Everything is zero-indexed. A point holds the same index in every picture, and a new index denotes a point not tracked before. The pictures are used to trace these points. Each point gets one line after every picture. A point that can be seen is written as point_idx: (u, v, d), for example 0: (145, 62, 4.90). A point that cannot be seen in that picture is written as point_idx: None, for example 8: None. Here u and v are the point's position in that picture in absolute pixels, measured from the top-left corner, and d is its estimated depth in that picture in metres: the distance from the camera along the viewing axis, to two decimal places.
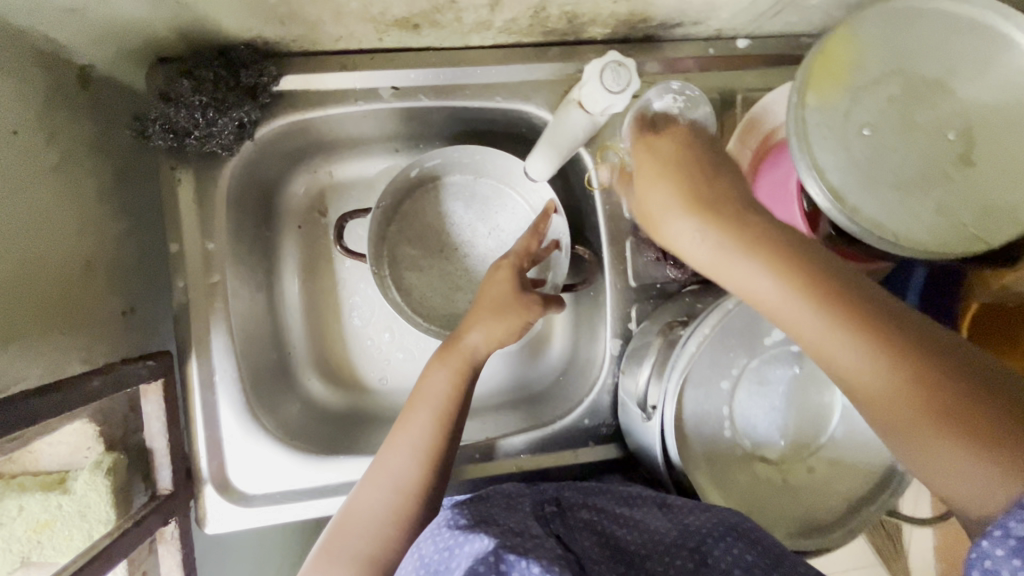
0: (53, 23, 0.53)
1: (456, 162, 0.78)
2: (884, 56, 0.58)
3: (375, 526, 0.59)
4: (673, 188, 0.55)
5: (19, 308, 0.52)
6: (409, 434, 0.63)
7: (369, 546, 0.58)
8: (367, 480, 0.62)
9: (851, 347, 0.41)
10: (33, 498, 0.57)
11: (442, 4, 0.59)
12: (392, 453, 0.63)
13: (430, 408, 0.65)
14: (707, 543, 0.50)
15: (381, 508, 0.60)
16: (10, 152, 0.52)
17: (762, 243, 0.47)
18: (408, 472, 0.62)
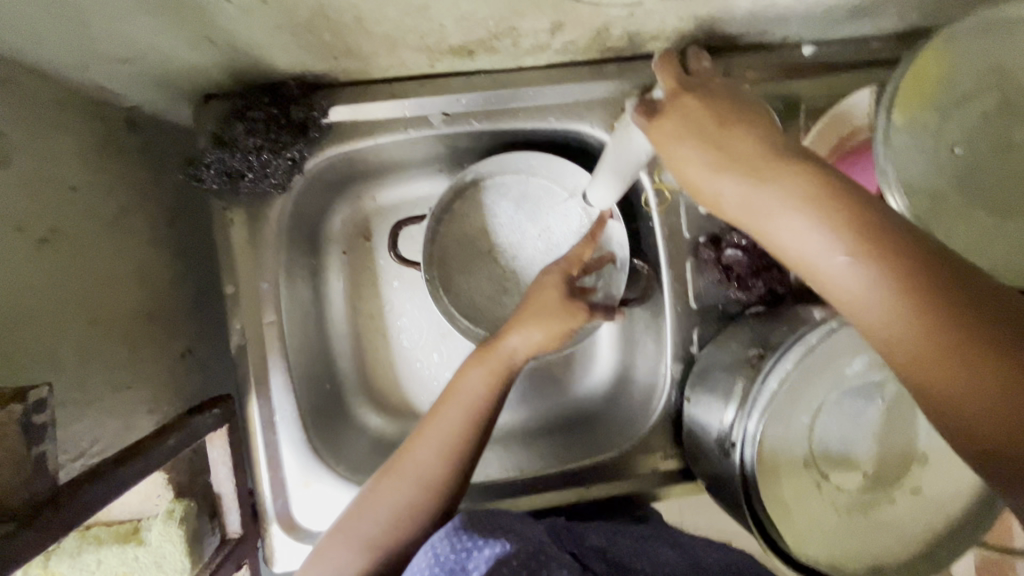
0: (105, 72, 0.52)
1: (510, 165, 0.75)
2: (977, 69, 0.54)
3: (391, 517, 0.56)
4: (691, 130, 0.44)
5: (94, 371, 0.51)
6: (437, 432, 0.60)
7: (380, 534, 0.56)
8: (388, 469, 0.59)
9: (898, 321, 0.34)
10: (110, 551, 0.57)
11: (501, 31, 0.56)
12: (418, 447, 0.59)
13: (462, 410, 0.60)
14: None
15: (398, 498, 0.57)
16: (73, 210, 0.51)
17: (790, 185, 0.38)
18: (433, 468, 0.58)
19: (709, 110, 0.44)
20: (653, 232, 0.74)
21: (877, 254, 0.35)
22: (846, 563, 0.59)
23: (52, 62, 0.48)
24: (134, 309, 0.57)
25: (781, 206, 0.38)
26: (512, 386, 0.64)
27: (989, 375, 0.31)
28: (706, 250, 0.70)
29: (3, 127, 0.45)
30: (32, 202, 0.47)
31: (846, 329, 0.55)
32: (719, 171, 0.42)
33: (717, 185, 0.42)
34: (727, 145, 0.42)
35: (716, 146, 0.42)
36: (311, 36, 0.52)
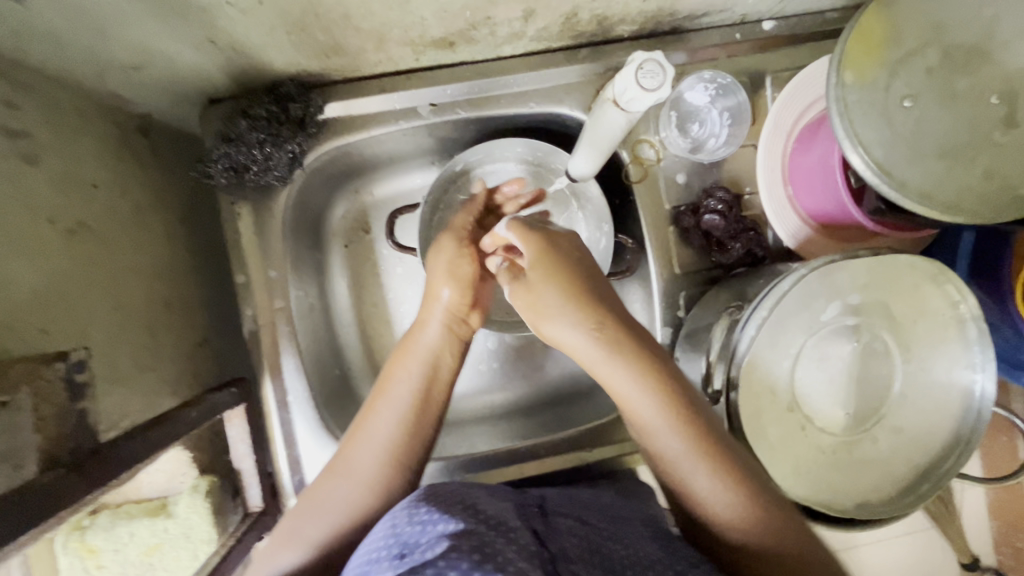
0: (119, 79, 0.57)
1: (497, 153, 0.80)
2: (918, 27, 0.59)
3: (337, 517, 0.55)
4: (553, 273, 0.56)
5: (120, 352, 0.55)
6: (374, 433, 0.59)
7: (322, 535, 0.54)
8: (327, 477, 0.58)
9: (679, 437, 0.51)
10: (141, 523, 0.63)
11: (478, 21, 0.60)
12: (354, 450, 0.58)
13: (394, 410, 0.60)
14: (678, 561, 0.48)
15: (339, 498, 0.56)
16: (95, 205, 0.55)
17: (623, 333, 0.53)
18: (376, 472, 0.57)
19: (563, 263, 0.57)
20: (636, 206, 0.78)
21: (674, 397, 0.52)
22: (832, 500, 0.62)
23: (72, 71, 0.53)
24: (153, 298, 0.62)
25: (618, 348, 0.52)
26: (443, 379, 0.63)
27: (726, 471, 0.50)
28: (686, 218, 0.74)
29: (32, 128, 0.50)
30: (59, 196, 0.51)
31: (815, 274, 0.59)
32: (576, 314, 0.54)
33: (564, 322, 0.54)
34: (584, 290, 0.55)
35: (573, 289, 0.55)
36: (304, 34, 0.56)
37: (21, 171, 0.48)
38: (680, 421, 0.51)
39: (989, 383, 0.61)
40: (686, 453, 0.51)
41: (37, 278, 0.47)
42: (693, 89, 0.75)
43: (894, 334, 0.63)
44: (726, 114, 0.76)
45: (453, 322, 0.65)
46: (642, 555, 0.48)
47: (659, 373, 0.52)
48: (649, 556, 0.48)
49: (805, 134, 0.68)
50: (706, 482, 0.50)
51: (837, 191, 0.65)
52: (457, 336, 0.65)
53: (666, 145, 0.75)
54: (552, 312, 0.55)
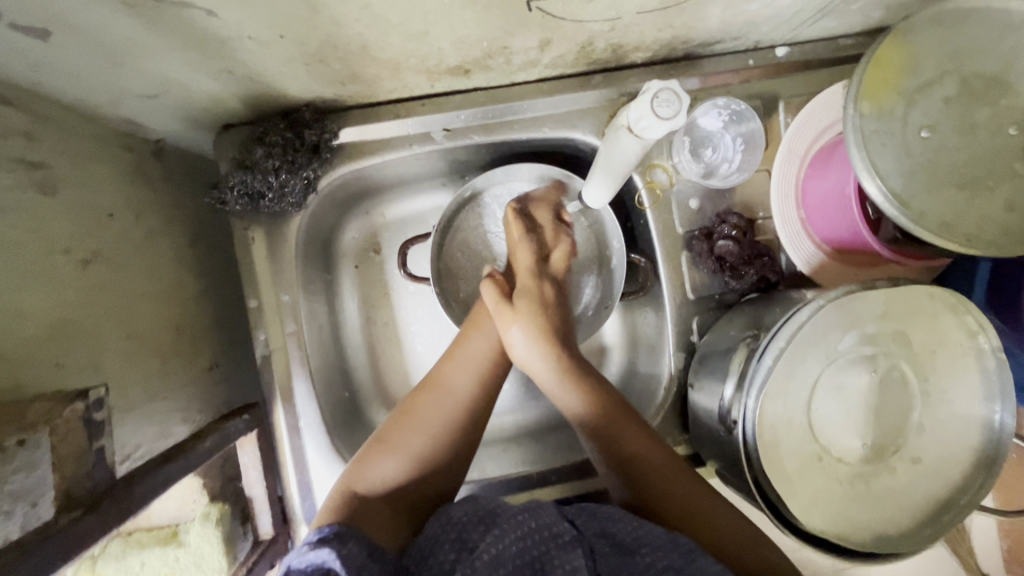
0: (135, 107, 0.57)
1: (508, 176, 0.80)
2: (936, 58, 0.59)
3: (435, 432, 0.63)
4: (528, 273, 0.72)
5: (134, 381, 0.55)
6: (467, 361, 0.67)
7: (420, 446, 0.61)
8: (425, 395, 0.65)
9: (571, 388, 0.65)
10: (153, 553, 0.62)
11: (495, 50, 0.61)
12: (452, 370, 0.66)
13: (488, 333, 0.70)
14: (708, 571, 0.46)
15: (440, 411, 0.64)
16: (109, 233, 0.55)
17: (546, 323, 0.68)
18: (470, 393, 0.65)
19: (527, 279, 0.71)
20: (648, 230, 0.78)
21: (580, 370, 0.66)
22: (852, 534, 0.61)
23: (90, 100, 0.53)
24: (164, 324, 0.61)
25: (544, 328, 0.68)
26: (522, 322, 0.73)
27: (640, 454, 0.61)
28: (698, 242, 0.74)
29: (49, 159, 0.50)
30: (74, 226, 0.51)
31: (833, 305, 0.58)
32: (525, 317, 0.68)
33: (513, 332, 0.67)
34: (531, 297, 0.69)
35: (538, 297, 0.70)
36: (321, 64, 0.57)
37: (36, 203, 0.47)
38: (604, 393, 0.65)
39: (1008, 415, 0.61)
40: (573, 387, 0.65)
41: (53, 309, 0.47)
42: (706, 115, 0.75)
43: (913, 365, 0.62)
44: (740, 139, 0.76)
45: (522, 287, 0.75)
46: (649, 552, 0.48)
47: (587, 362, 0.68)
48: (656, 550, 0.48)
49: (819, 161, 0.68)
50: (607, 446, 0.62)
51: (853, 220, 0.64)
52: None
53: (679, 170, 0.75)
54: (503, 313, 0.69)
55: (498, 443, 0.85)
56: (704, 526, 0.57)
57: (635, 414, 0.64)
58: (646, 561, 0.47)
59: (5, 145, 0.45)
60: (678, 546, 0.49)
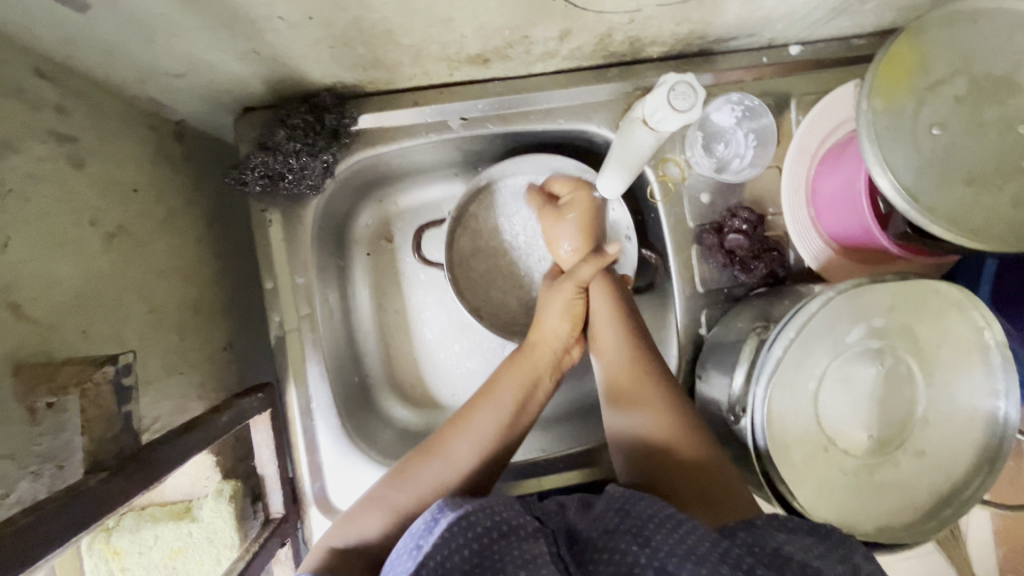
0: (160, 85, 0.57)
1: (522, 168, 0.81)
2: (949, 57, 0.60)
3: (421, 495, 0.59)
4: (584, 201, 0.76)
5: (154, 354, 0.56)
6: (474, 435, 0.64)
7: (403, 501, 0.59)
8: (422, 463, 0.62)
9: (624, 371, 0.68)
10: (166, 527, 0.63)
11: (515, 39, 0.62)
12: (459, 444, 0.63)
13: (495, 407, 0.66)
14: (653, 528, 0.44)
15: (437, 480, 0.61)
16: (133, 208, 0.56)
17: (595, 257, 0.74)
18: (473, 469, 0.62)
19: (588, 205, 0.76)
20: (659, 223, 0.79)
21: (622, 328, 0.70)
22: (855, 524, 0.62)
23: (118, 77, 0.54)
24: (182, 301, 0.62)
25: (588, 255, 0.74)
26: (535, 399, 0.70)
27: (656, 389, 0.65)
28: (709, 236, 0.75)
29: (79, 133, 0.51)
30: (102, 200, 0.52)
31: (841, 297, 0.60)
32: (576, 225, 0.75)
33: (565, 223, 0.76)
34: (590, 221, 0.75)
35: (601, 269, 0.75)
36: (346, 48, 0.58)
37: (67, 175, 0.48)
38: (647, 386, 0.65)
39: (1012, 410, 0.61)
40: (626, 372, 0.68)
41: (81, 279, 0.48)
42: (719, 111, 0.76)
43: (919, 359, 0.63)
44: (752, 135, 0.77)
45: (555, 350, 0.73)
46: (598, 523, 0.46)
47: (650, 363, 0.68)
48: (606, 516, 0.47)
49: (830, 158, 0.69)
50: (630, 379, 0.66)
51: (863, 216, 0.65)
52: (560, 364, 0.73)
53: (691, 165, 0.76)
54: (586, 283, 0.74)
55: None
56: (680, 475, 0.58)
57: (674, 407, 0.63)
58: (598, 532, 0.46)
59: (37, 117, 0.46)
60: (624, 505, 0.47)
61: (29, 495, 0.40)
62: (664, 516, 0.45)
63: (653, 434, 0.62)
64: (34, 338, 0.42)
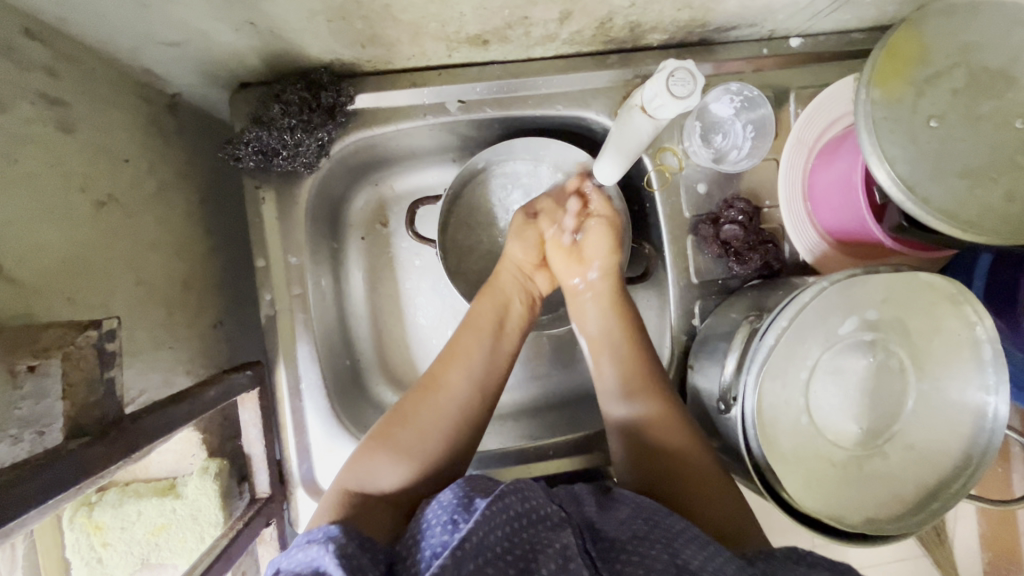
0: (153, 55, 0.57)
1: (518, 154, 0.80)
2: (948, 49, 0.60)
3: (430, 433, 0.60)
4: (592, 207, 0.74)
5: (141, 327, 0.55)
6: (471, 369, 0.65)
7: (413, 441, 0.59)
8: (420, 399, 0.62)
9: (622, 357, 0.69)
10: (149, 503, 0.62)
11: (514, 20, 0.61)
12: (455, 374, 0.64)
13: (484, 335, 0.68)
14: (682, 542, 0.46)
15: (435, 412, 0.62)
16: (123, 178, 0.55)
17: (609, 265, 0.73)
18: (469, 398, 0.63)
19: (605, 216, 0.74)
20: (655, 213, 0.79)
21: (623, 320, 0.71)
22: (843, 515, 0.62)
23: (112, 44, 0.53)
24: (171, 275, 0.61)
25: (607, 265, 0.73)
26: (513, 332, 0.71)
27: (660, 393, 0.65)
28: (705, 226, 0.75)
29: (69, 98, 0.50)
30: (91, 166, 0.51)
31: (835, 287, 0.59)
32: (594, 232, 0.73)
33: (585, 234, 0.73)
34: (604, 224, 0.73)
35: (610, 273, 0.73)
36: (343, 22, 0.57)
37: (55, 139, 0.47)
38: (646, 377, 0.67)
39: (1002, 406, 0.61)
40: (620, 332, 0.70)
41: (68, 244, 0.47)
42: (718, 101, 0.76)
43: (910, 352, 0.63)
44: (750, 127, 0.76)
45: (521, 278, 0.75)
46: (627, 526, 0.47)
47: (643, 347, 0.70)
48: (633, 522, 0.48)
49: (828, 150, 0.69)
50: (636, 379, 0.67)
51: (858, 208, 0.65)
52: (528, 292, 0.75)
53: (688, 155, 0.76)
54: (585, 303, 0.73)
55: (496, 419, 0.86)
56: (689, 492, 0.59)
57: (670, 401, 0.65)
58: (626, 534, 0.47)
59: (26, 78, 0.45)
60: (647, 512, 0.49)
61: (8, 458, 0.39)
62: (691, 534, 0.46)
63: (652, 424, 0.63)
64: (14, 299, 0.41)
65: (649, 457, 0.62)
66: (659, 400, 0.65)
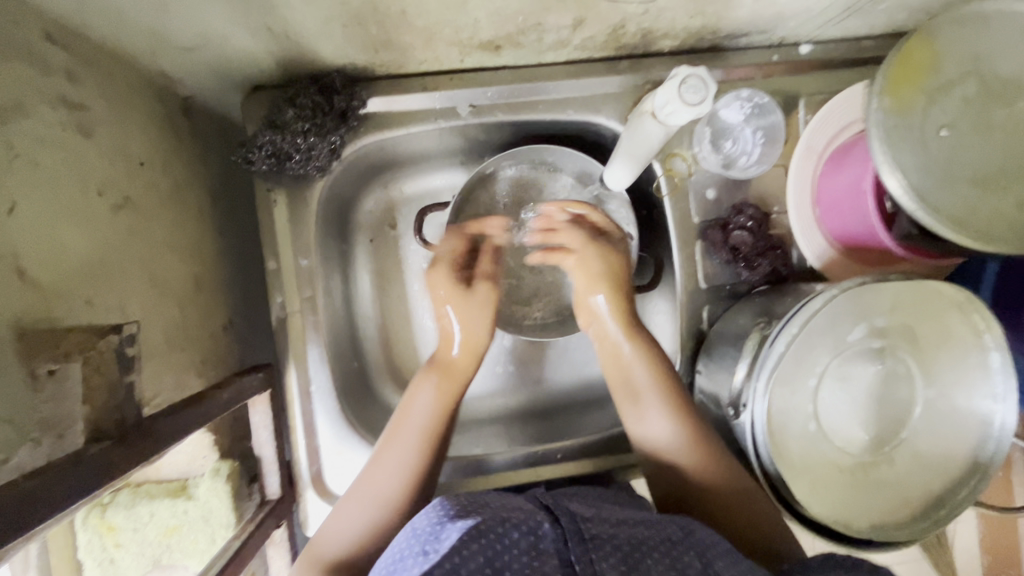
0: (168, 57, 0.57)
1: (528, 159, 0.80)
2: (960, 58, 0.60)
3: (373, 514, 0.58)
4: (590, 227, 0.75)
5: (156, 329, 0.55)
6: (405, 447, 0.62)
7: (368, 520, 0.58)
8: (360, 484, 0.60)
9: (646, 373, 0.67)
10: (161, 504, 0.63)
11: (528, 26, 0.61)
12: (387, 458, 0.61)
13: (419, 420, 0.64)
14: (713, 555, 0.47)
15: (379, 493, 0.59)
16: (139, 181, 0.56)
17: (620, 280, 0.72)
18: (410, 477, 0.61)
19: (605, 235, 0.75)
20: (664, 218, 0.79)
21: (638, 333, 0.70)
22: (851, 521, 0.62)
23: (129, 47, 0.53)
24: (184, 277, 0.61)
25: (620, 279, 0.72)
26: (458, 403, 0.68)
27: (681, 411, 0.65)
28: (714, 232, 0.75)
29: (87, 101, 0.50)
30: (109, 169, 0.51)
31: (845, 295, 0.59)
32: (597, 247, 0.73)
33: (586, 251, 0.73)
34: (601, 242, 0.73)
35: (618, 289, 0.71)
36: (359, 27, 0.57)
37: (76, 142, 0.48)
38: (670, 397, 0.66)
39: (1009, 414, 0.61)
40: (637, 349, 0.69)
41: (86, 247, 0.47)
42: (728, 107, 0.76)
43: (918, 359, 0.64)
44: (759, 133, 0.77)
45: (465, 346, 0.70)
46: (659, 528, 0.48)
47: (663, 362, 0.69)
48: (666, 527, 0.49)
49: (838, 157, 0.70)
50: (659, 396, 0.66)
51: (868, 215, 0.66)
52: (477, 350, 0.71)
53: (698, 160, 0.76)
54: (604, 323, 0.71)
55: (503, 421, 0.86)
56: (723, 506, 0.62)
57: (693, 416, 0.66)
58: (658, 535, 0.48)
59: (47, 82, 0.46)
60: (674, 521, 0.50)
61: (28, 463, 0.39)
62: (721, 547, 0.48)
63: (677, 444, 0.64)
64: (36, 302, 0.41)
65: (681, 477, 0.64)
66: (683, 423, 0.65)
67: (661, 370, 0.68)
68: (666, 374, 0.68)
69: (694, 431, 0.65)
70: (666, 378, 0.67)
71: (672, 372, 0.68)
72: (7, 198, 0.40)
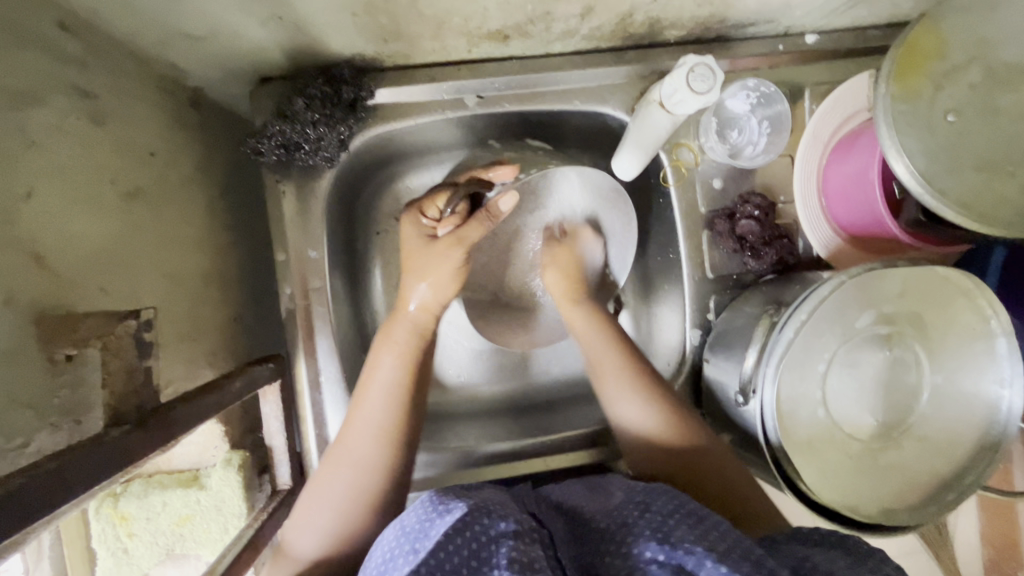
0: (178, 48, 0.57)
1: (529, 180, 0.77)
2: (967, 44, 0.60)
3: (348, 490, 0.59)
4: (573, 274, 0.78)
5: (169, 319, 0.56)
6: (369, 419, 0.61)
7: (346, 502, 0.58)
8: (329, 466, 0.60)
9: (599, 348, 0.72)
10: (175, 494, 0.63)
11: (537, 16, 0.62)
12: (353, 432, 0.61)
13: (383, 392, 0.62)
14: (673, 525, 0.45)
15: (352, 477, 0.59)
16: (150, 171, 0.56)
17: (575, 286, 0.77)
18: (379, 454, 0.60)
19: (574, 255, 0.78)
20: (669, 209, 0.79)
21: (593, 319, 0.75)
22: (859, 505, 0.63)
23: (140, 37, 0.53)
24: (194, 268, 0.61)
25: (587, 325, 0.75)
26: (424, 366, 0.67)
27: (641, 385, 0.68)
28: (720, 221, 0.75)
29: (100, 91, 0.50)
30: (121, 159, 0.51)
31: (854, 281, 0.59)
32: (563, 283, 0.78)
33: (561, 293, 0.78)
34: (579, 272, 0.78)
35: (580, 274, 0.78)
36: (369, 17, 0.57)
37: (90, 131, 0.48)
38: (641, 378, 0.69)
39: (1016, 398, 0.62)
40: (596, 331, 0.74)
41: (103, 236, 0.48)
42: (734, 97, 0.76)
43: (925, 344, 0.64)
44: (766, 122, 0.76)
45: (426, 320, 0.68)
46: (615, 513, 0.47)
47: (617, 334, 0.73)
48: (624, 510, 0.47)
49: (845, 145, 0.70)
50: (618, 368, 0.70)
51: (874, 202, 0.66)
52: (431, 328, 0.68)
53: (705, 151, 0.76)
54: (585, 333, 0.74)
55: (510, 412, 0.87)
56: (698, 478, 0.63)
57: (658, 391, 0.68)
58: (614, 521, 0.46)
59: (61, 71, 0.46)
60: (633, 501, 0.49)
61: (49, 446, 0.40)
62: (683, 514, 0.46)
63: (646, 421, 0.66)
64: (52, 289, 0.41)
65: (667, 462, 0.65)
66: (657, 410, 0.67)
67: (612, 339, 0.72)
68: (621, 343, 0.72)
69: (651, 396, 0.67)
70: (620, 349, 0.71)
71: (625, 343, 0.72)
72: (23, 184, 0.41)
